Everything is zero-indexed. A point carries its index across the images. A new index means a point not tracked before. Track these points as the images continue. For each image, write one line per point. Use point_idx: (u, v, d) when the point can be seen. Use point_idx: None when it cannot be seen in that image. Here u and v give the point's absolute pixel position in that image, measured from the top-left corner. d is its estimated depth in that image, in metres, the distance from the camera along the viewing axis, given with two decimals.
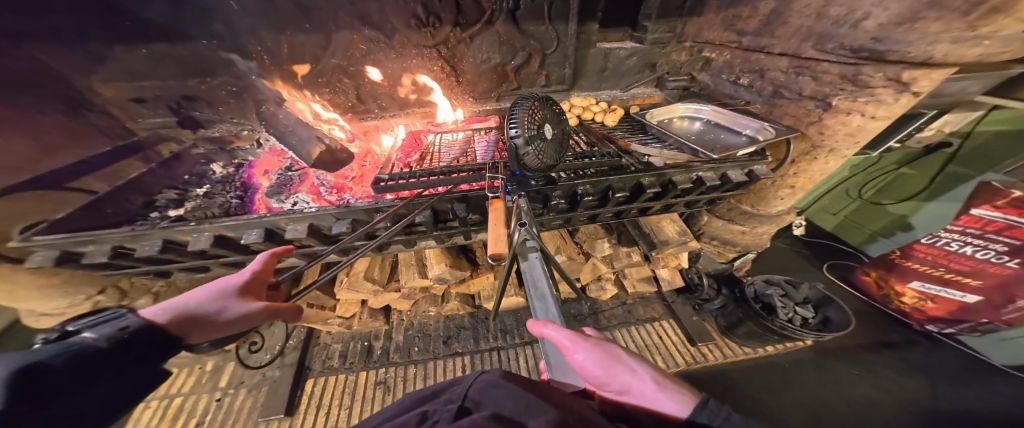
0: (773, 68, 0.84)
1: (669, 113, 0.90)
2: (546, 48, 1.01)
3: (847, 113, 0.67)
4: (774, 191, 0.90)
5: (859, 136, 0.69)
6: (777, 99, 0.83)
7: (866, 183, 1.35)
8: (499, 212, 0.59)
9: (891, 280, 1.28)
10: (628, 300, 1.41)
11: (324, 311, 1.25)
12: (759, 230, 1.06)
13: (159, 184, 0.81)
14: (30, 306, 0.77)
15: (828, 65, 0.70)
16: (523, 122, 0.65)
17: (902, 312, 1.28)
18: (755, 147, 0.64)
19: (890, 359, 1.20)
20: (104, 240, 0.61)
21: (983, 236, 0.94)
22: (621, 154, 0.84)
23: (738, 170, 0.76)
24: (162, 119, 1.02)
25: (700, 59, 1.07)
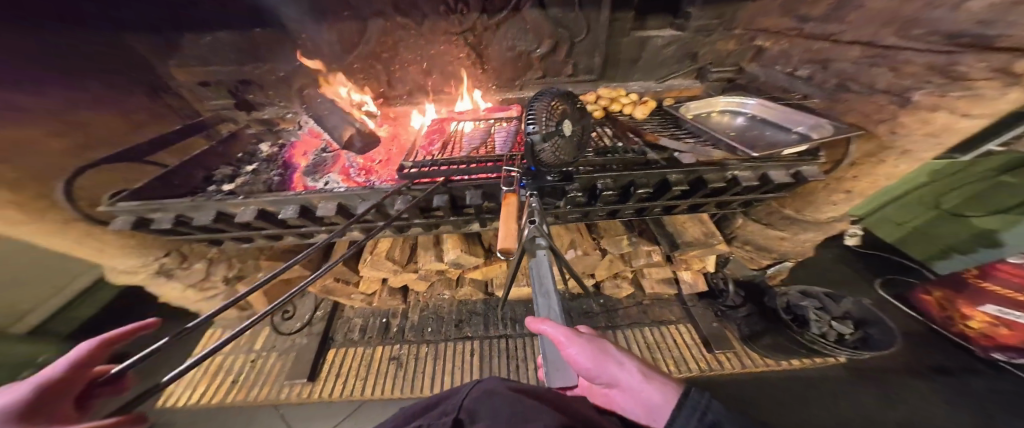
0: (842, 59, 0.76)
1: (709, 105, 0.81)
2: (574, 35, 0.96)
3: (931, 110, 0.59)
4: (827, 196, 0.86)
5: (944, 136, 0.62)
6: (841, 93, 0.75)
7: (947, 191, 1.19)
8: (512, 207, 0.57)
9: (959, 302, 1.17)
10: (645, 300, 1.37)
11: (348, 286, 1.28)
12: (801, 238, 0.99)
13: (218, 161, 0.85)
14: (112, 263, 0.87)
15: (912, 54, 0.62)
16: (541, 118, 0.63)
17: (965, 338, 1.15)
18: (804, 146, 0.57)
19: (942, 386, 1.10)
20: (170, 208, 0.65)
21: None
22: (646, 151, 0.77)
23: (782, 169, 0.66)
24: (222, 102, 1.05)
25: (751, 48, 0.99)
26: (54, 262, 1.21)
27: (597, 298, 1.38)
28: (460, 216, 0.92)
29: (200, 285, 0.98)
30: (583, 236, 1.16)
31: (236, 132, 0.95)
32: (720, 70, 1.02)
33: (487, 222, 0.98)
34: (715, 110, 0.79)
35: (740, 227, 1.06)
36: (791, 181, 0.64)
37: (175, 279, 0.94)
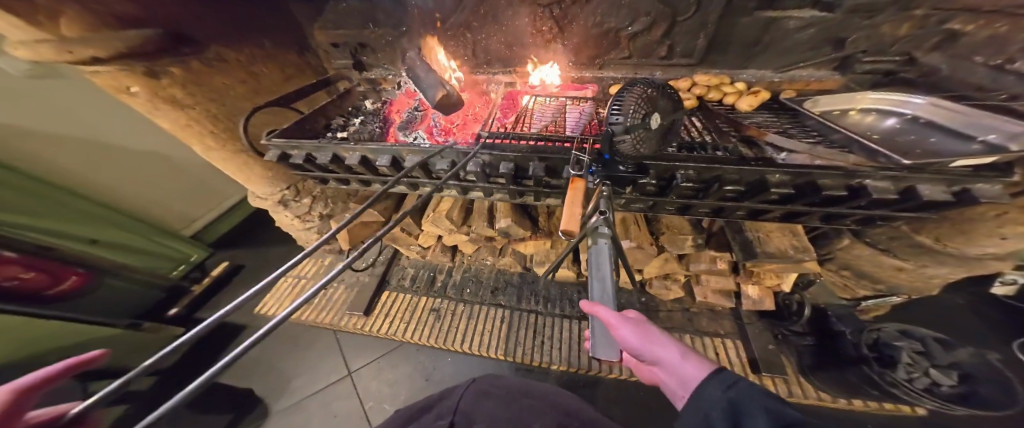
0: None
1: (846, 102, 0.68)
2: (678, 14, 0.77)
3: None
4: (987, 229, 0.71)
5: None
6: None
7: None
8: (578, 192, 0.53)
9: None
10: (692, 308, 1.29)
11: (410, 238, 1.38)
12: (929, 271, 0.87)
13: (336, 113, 0.97)
14: (253, 189, 1.09)
15: None
16: (631, 106, 0.49)
17: None
18: (995, 157, 0.46)
19: None
20: (303, 147, 0.80)
21: None
22: (739, 149, 0.67)
23: (937, 184, 0.53)
24: (345, 61, 1.07)
25: (936, 34, 0.67)
26: (218, 187, 1.62)
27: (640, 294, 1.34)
28: (523, 185, 0.91)
29: (303, 217, 1.18)
30: (639, 229, 1.10)
31: (351, 92, 1.03)
32: (874, 59, 0.74)
33: (541, 195, 0.97)
34: (858, 107, 0.66)
35: (842, 251, 1.02)
36: (952, 199, 0.52)
37: (289, 209, 1.15)
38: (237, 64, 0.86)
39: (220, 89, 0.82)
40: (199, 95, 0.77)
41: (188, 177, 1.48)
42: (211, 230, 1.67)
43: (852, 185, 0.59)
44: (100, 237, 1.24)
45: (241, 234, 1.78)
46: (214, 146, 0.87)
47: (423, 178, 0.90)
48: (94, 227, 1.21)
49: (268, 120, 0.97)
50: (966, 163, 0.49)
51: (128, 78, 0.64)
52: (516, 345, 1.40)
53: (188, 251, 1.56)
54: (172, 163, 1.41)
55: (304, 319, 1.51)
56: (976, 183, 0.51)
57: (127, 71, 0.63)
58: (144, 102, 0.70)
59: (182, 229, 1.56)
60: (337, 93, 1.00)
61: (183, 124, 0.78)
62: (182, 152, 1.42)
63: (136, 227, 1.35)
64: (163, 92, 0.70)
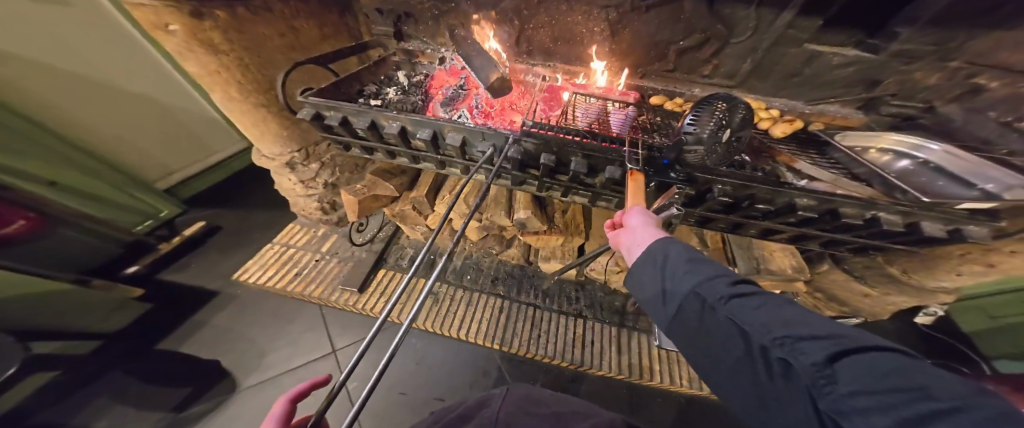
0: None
1: (869, 139, 0.75)
2: (733, 36, 0.83)
3: None
4: (955, 266, 0.82)
5: None
6: None
7: None
8: (637, 185, 0.62)
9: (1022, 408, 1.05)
10: None
11: (419, 217, 1.27)
12: (889, 299, 0.98)
13: (370, 79, 0.92)
14: (261, 147, 1.02)
15: None
16: (706, 120, 0.61)
17: None
18: (993, 204, 0.53)
19: None
20: (342, 110, 0.76)
21: None
22: (772, 171, 0.74)
23: (937, 223, 0.61)
24: (386, 29, 1.04)
25: (962, 86, 0.76)
26: (208, 141, 1.48)
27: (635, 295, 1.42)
28: (559, 179, 0.92)
29: (308, 182, 1.10)
30: None
31: (386, 61, 0.98)
32: (901, 104, 0.83)
33: (568, 192, 0.99)
34: (877, 147, 0.73)
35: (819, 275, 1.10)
36: (947, 236, 0.61)
37: (294, 172, 1.08)
38: (280, 14, 0.83)
39: (258, 40, 0.80)
40: (237, 43, 0.76)
41: (179, 125, 1.35)
42: (192, 185, 1.54)
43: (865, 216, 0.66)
44: (60, 179, 1.10)
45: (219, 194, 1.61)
46: (237, 98, 0.83)
47: (456, 158, 0.88)
48: (46, 165, 1.06)
49: (304, 77, 0.92)
50: (966, 208, 0.57)
51: (171, 17, 0.65)
52: (512, 335, 1.41)
53: (160, 205, 1.41)
54: (163, 107, 1.27)
55: (287, 292, 1.33)
56: (971, 223, 0.60)
57: (174, 10, 0.64)
58: (180, 43, 0.70)
59: (159, 182, 1.41)
60: (374, 59, 0.96)
61: (212, 70, 0.76)
62: (188, 100, 1.31)
63: (104, 174, 1.21)
64: (201, 33, 0.69)
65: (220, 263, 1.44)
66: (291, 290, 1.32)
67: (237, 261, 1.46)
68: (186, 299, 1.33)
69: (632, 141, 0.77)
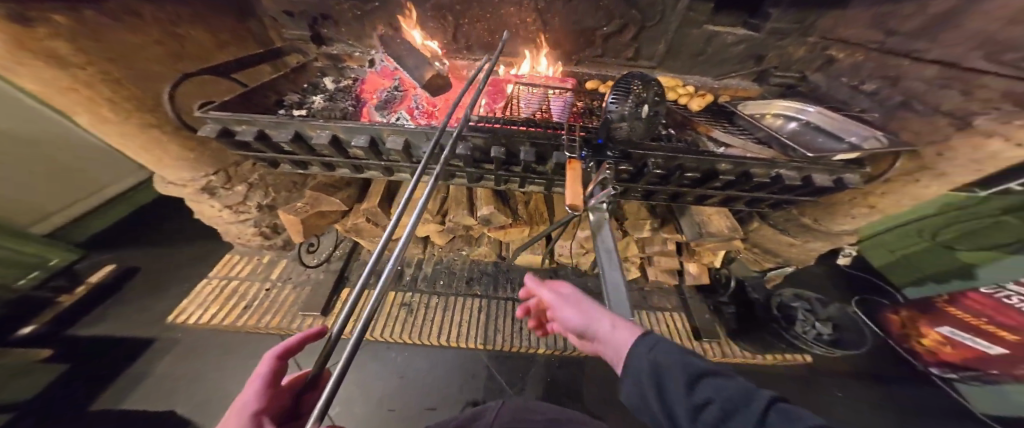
0: (915, 77, 0.72)
1: (768, 105, 0.84)
2: (646, 20, 0.90)
3: (986, 135, 0.60)
4: (849, 209, 0.94)
5: (983, 164, 0.63)
6: (901, 110, 0.74)
7: (952, 224, 1.15)
8: (575, 173, 0.65)
9: (919, 322, 1.27)
10: (646, 287, 1.44)
11: (375, 228, 1.22)
12: (810, 245, 1.10)
13: (288, 88, 0.87)
14: (163, 173, 0.92)
15: (993, 79, 0.58)
16: (626, 99, 0.65)
17: (912, 353, 1.26)
18: (858, 154, 0.63)
19: (899, 394, 1.17)
20: (256, 122, 0.70)
21: None
22: (695, 141, 0.80)
23: (825, 174, 0.70)
24: (300, 33, 0.97)
25: (820, 57, 0.93)
26: (96, 174, 1.31)
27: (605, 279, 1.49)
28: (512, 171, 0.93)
29: (235, 207, 1.03)
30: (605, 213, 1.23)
31: (307, 67, 0.94)
32: (782, 74, 0.96)
33: (525, 182, 1.02)
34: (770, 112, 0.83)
35: (755, 233, 1.18)
36: (834, 185, 0.70)
37: (217, 198, 1.00)
38: (155, 22, 0.78)
39: (129, 51, 0.72)
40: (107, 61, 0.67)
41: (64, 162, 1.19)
42: (80, 226, 1.35)
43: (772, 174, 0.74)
44: None
45: (141, 228, 1.49)
46: (112, 119, 0.72)
47: (403, 162, 0.86)
48: None
49: (194, 90, 0.84)
50: (840, 159, 0.67)
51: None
52: (494, 332, 1.42)
53: (47, 254, 1.24)
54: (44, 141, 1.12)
55: (235, 326, 1.22)
56: (851, 169, 0.69)
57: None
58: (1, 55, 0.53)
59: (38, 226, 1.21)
60: (291, 66, 0.91)
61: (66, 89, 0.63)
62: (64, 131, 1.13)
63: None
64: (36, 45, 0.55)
65: (151, 307, 1.28)
66: (244, 325, 1.22)
67: (171, 302, 1.31)
68: (103, 354, 1.15)
69: (572, 124, 0.81)
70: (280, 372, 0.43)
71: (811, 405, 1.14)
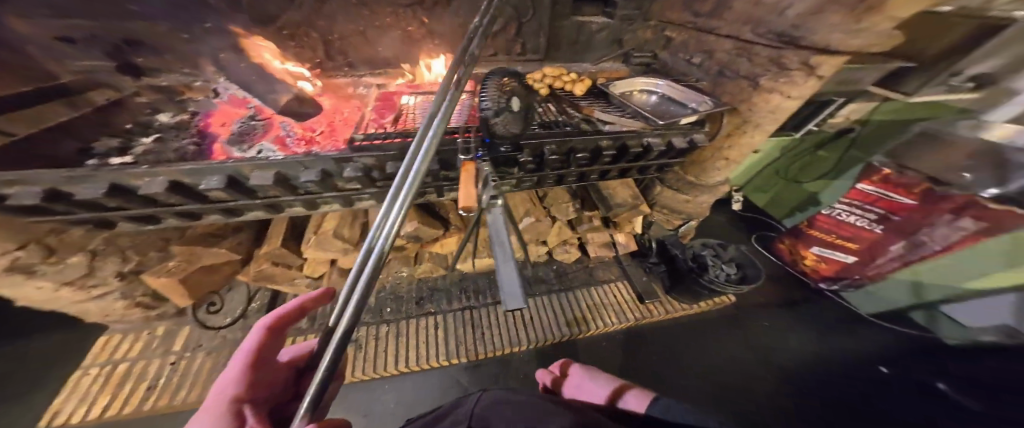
0: (721, 51, 0.87)
1: (630, 83, 0.93)
2: (522, 16, 0.93)
3: (770, 92, 0.74)
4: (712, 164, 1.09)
5: (779, 115, 0.76)
6: (720, 78, 0.86)
7: (795, 162, 1.53)
8: (471, 173, 0.55)
9: (798, 247, 1.47)
10: (590, 263, 1.54)
11: (290, 271, 1.10)
12: (700, 199, 1.27)
13: (97, 131, 0.71)
14: None
15: (760, 48, 0.77)
16: (494, 95, 0.74)
17: (804, 273, 1.48)
18: (698, 116, 0.72)
19: (803, 312, 1.39)
20: (37, 181, 0.56)
21: (863, 207, 1.20)
22: (585, 122, 0.84)
23: (681, 137, 0.81)
24: (87, 63, 0.77)
25: (661, 38, 1.06)
26: None
27: (552, 266, 1.53)
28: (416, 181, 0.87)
29: (79, 282, 0.84)
30: (536, 204, 1.26)
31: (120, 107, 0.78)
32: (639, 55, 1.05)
33: (443, 190, 0.97)
34: (635, 89, 0.91)
35: (661, 195, 1.32)
36: (689, 145, 0.81)
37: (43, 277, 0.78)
38: None
39: None
40: None
41: None
42: None
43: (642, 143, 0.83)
44: None
45: None
46: None
47: (283, 194, 0.78)
48: None
49: None
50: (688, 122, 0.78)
51: None
52: (456, 344, 1.31)
53: None
54: None
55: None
56: (700, 128, 0.79)
57: None
58: None
59: None
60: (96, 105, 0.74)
61: None
62: None
63: None
64: None
65: None
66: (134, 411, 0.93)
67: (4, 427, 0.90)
68: None
69: (466, 127, 0.79)
70: (267, 347, 0.38)
71: (738, 339, 1.31)
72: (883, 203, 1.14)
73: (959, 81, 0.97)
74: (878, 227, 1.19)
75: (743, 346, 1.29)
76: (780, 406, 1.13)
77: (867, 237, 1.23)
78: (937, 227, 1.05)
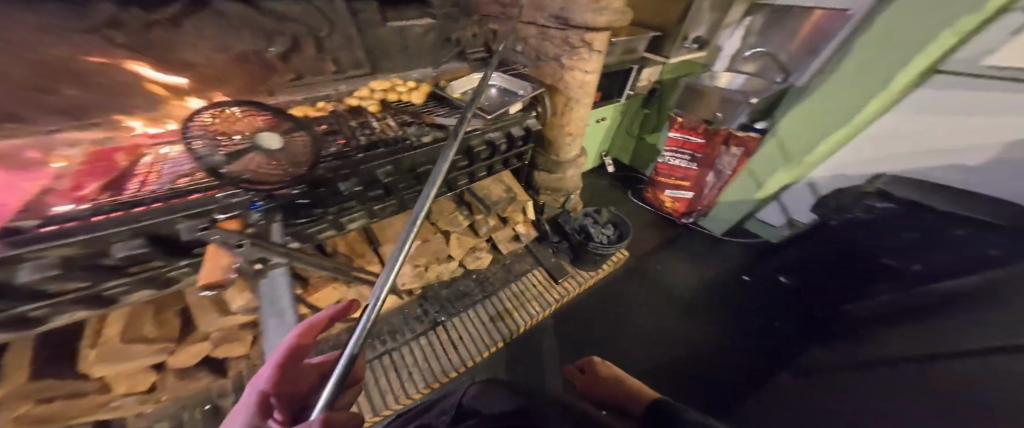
0: (532, 37, 0.99)
1: (465, 82, 0.95)
2: (316, 30, 0.76)
3: (575, 70, 0.93)
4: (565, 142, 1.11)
5: (586, 88, 0.97)
6: (541, 61, 0.99)
7: (634, 123, 1.88)
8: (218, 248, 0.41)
9: (653, 190, 1.78)
10: (505, 260, 1.48)
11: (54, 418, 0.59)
12: (569, 175, 1.38)
13: None
14: None
15: (557, 31, 0.91)
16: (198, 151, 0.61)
17: (669, 214, 1.80)
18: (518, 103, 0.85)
19: (681, 249, 1.67)
20: None
21: (677, 150, 1.55)
22: (428, 130, 0.75)
23: (517, 127, 0.90)
24: None
25: (489, 32, 1.07)
26: None
27: (470, 275, 1.40)
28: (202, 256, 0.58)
29: None
30: (419, 224, 1.13)
31: None
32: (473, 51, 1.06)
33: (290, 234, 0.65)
34: (473, 86, 0.94)
35: (540, 178, 1.39)
36: (524, 131, 0.92)
37: None
38: None
39: None
40: None
41: None
42: None
43: (488, 139, 0.83)
44: None
45: None
46: None
47: None
48: None
49: None
50: (517, 107, 0.87)
51: None
52: (377, 394, 1.02)
53: None
54: None
55: None
56: (530, 112, 0.94)
57: None
58: None
59: None
60: None
61: None
62: None
63: None
64: None
65: None
66: None
67: None
68: None
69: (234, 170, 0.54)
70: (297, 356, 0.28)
71: (643, 287, 1.49)
72: (690, 147, 1.51)
73: (689, 46, 1.47)
74: (693, 165, 1.56)
75: (650, 294, 1.47)
76: (694, 332, 1.32)
77: (691, 175, 1.59)
78: (721, 155, 1.46)
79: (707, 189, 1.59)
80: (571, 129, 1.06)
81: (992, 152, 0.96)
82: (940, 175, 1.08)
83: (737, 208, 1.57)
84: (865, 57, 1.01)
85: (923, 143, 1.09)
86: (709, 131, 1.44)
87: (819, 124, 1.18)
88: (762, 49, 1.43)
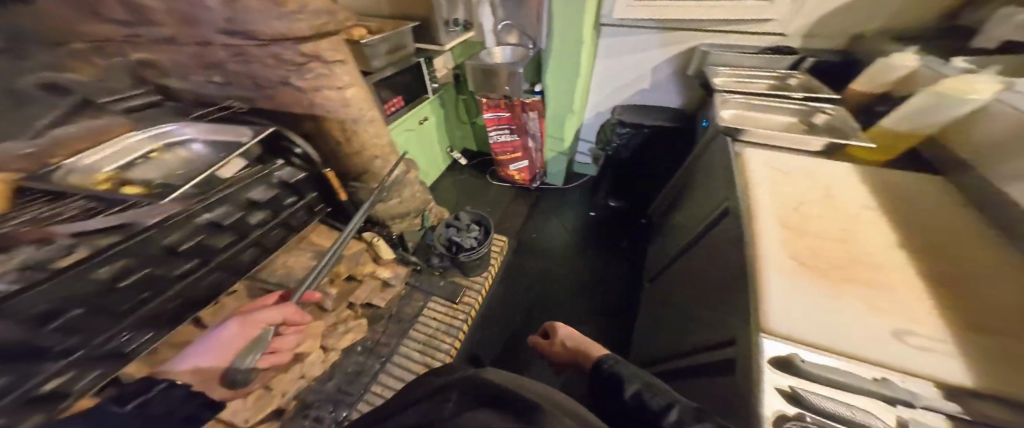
0: (220, 65, 0.63)
1: (100, 143, 0.57)
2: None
3: (322, 90, 0.72)
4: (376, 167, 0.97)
5: (355, 105, 0.80)
6: (258, 90, 0.69)
7: (457, 112, 1.93)
8: None
9: (502, 167, 1.90)
10: (393, 310, 1.21)
11: None
12: (406, 194, 1.23)
13: None
14: None
15: (250, 50, 0.59)
16: None
17: (523, 185, 1.97)
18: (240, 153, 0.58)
19: (544, 208, 1.86)
20: None
21: (495, 127, 1.68)
22: (86, 242, 0.44)
23: (262, 188, 0.71)
24: None
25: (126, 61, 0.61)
26: None
27: (353, 349, 1.08)
28: None
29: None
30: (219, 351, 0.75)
31: None
32: (117, 97, 0.61)
33: None
34: (139, 153, 0.56)
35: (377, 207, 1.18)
36: (275, 190, 0.75)
37: None
38: None
39: None
40: None
41: None
42: None
43: (212, 219, 0.61)
44: None
45: None
46: None
47: None
48: None
49: None
50: (246, 165, 0.68)
51: None
52: None
53: None
54: None
55: None
56: (273, 161, 0.75)
57: None
58: None
59: None
60: None
61: None
62: None
63: None
64: None
65: None
66: None
67: None
68: None
69: None
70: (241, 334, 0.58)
71: (524, 268, 1.55)
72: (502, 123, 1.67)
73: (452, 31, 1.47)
74: (512, 137, 1.73)
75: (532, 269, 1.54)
76: (580, 277, 1.51)
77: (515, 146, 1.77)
78: (527, 122, 1.66)
79: (534, 153, 1.80)
80: (367, 155, 0.91)
81: (650, 75, 1.52)
82: (637, 97, 1.61)
83: (559, 161, 1.86)
84: (560, 28, 1.36)
85: (619, 80, 1.60)
86: (509, 104, 1.60)
87: (567, 81, 1.52)
88: (510, 22, 1.61)
